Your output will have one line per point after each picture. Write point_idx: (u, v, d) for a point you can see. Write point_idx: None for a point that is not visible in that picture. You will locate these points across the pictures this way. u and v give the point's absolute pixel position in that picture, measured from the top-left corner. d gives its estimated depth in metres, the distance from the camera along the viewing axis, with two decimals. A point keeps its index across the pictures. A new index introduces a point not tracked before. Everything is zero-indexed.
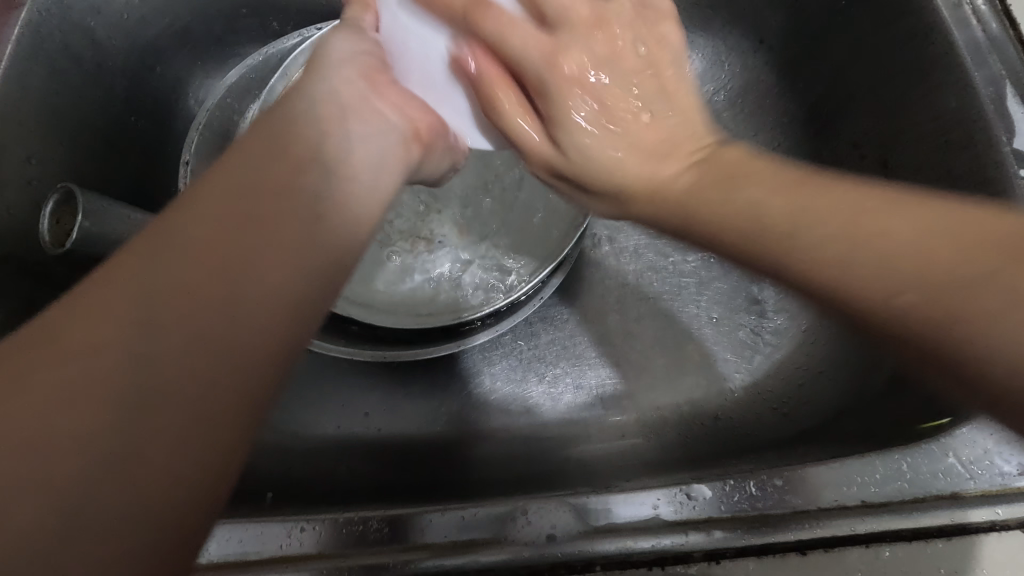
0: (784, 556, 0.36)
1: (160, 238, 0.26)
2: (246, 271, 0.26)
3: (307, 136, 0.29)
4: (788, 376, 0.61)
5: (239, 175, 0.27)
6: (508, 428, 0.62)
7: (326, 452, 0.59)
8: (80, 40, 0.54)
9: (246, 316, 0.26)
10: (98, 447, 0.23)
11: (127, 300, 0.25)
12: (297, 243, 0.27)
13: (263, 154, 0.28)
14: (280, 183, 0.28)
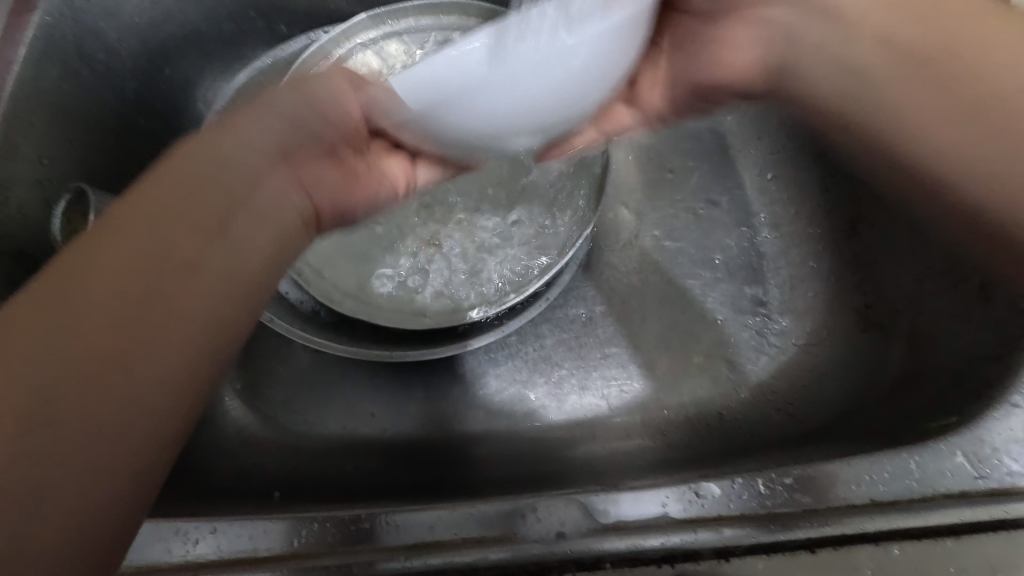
0: (794, 554, 0.34)
1: (82, 271, 0.29)
2: (188, 291, 0.30)
3: (238, 181, 0.34)
4: (795, 378, 0.63)
5: (167, 212, 0.31)
6: (512, 429, 0.63)
7: (337, 455, 0.61)
8: (92, 40, 0.56)
9: (166, 339, 0.30)
10: (35, 428, 0.27)
11: (53, 326, 0.28)
12: (215, 276, 0.32)
13: (199, 184, 0.33)
14: (210, 220, 0.32)
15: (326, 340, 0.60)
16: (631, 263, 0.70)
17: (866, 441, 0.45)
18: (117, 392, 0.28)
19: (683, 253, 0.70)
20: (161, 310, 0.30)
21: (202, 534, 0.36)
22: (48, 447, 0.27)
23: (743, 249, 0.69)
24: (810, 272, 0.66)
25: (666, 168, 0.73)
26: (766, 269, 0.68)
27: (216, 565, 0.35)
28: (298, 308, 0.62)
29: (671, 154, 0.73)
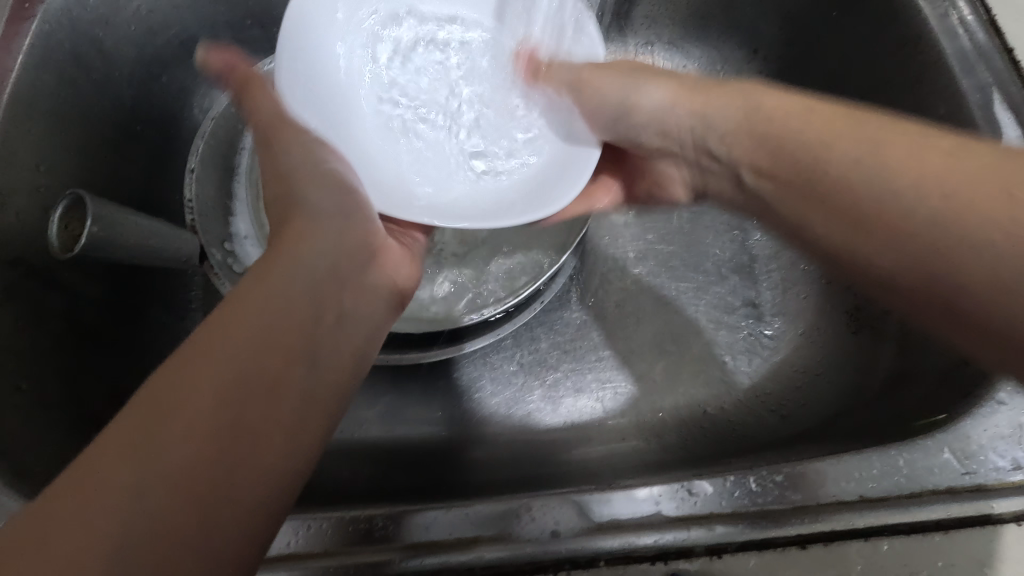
0: (785, 550, 0.35)
1: (250, 308, 0.32)
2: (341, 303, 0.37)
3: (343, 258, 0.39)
4: (786, 378, 0.63)
5: (307, 269, 0.36)
6: (508, 432, 0.64)
7: (333, 458, 0.61)
8: (87, 49, 0.56)
9: (312, 393, 0.33)
10: (204, 464, 0.28)
11: (218, 365, 0.30)
12: (334, 353, 0.35)
13: (312, 262, 0.37)
14: (333, 294, 0.37)
15: None
16: (627, 267, 0.71)
17: (854, 439, 0.46)
18: (292, 372, 0.32)
19: (676, 257, 0.71)
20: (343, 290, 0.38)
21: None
22: (224, 463, 0.28)
23: (735, 252, 0.70)
24: (800, 275, 0.67)
25: None
26: (758, 272, 0.69)
27: None
28: None
29: None
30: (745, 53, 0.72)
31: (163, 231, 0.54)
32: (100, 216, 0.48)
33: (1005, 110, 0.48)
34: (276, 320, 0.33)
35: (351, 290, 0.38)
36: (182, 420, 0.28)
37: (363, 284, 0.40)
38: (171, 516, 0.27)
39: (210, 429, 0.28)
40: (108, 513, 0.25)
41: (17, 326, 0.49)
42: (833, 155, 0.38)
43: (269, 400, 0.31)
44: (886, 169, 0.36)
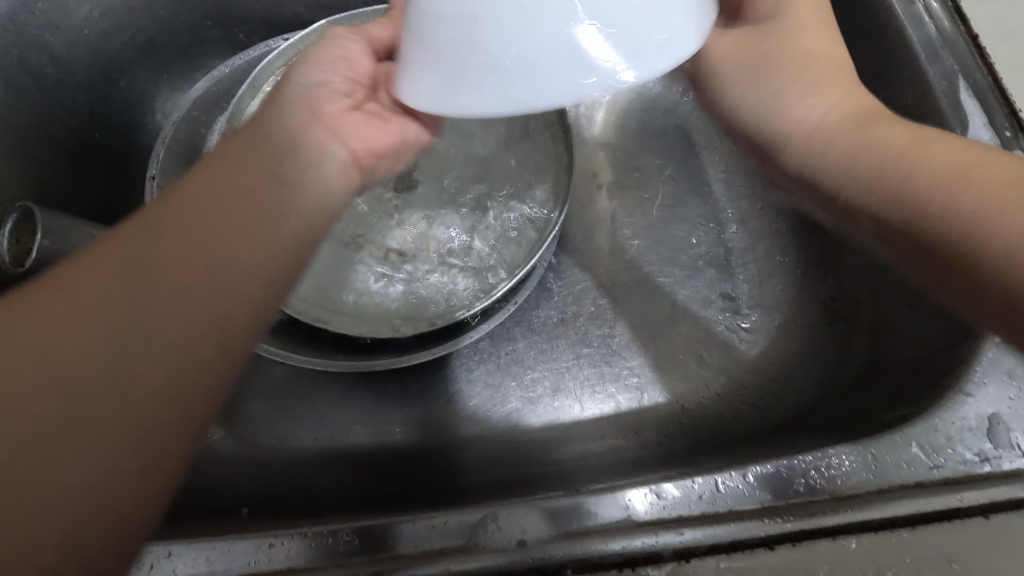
0: (753, 552, 0.34)
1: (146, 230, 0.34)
2: (273, 199, 0.36)
3: (267, 165, 0.37)
4: (764, 371, 0.63)
5: (205, 184, 0.36)
6: (487, 434, 0.63)
7: (309, 466, 0.60)
8: (37, 54, 0.55)
9: (211, 299, 0.33)
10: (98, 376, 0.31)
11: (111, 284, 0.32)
12: (238, 255, 0.34)
13: (216, 179, 0.36)
14: (234, 203, 0.35)
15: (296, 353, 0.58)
16: (603, 264, 0.70)
17: (827, 433, 0.46)
18: (210, 272, 0.34)
19: (653, 252, 0.70)
20: (271, 186, 0.37)
21: (157, 557, 0.35)
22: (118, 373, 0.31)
23: (711, 245, 0.70)
24: (776, 267, 0.67)
25: (633, 167, 0.74)
26: (734, 265, 0.69)
27: None
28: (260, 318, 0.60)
29: (636, 154, 0.75)
30: None
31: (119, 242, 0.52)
32: (49, 228, 0.47)
33: (969, 96, 0.48)
34: (189, 225, 0.34)
35: (263, 196, 0.36)
36: (77, 338, 0.31)
37: (289, 187, 0.37)
38: (102, 416, 0.31)
39: (98, 348, 0.31)
40: (66, 448, 0.30)
41: None
42: (901, 167, 0.38)
43: (184, 299, 0.33)
44: (927, 155, 0.38)
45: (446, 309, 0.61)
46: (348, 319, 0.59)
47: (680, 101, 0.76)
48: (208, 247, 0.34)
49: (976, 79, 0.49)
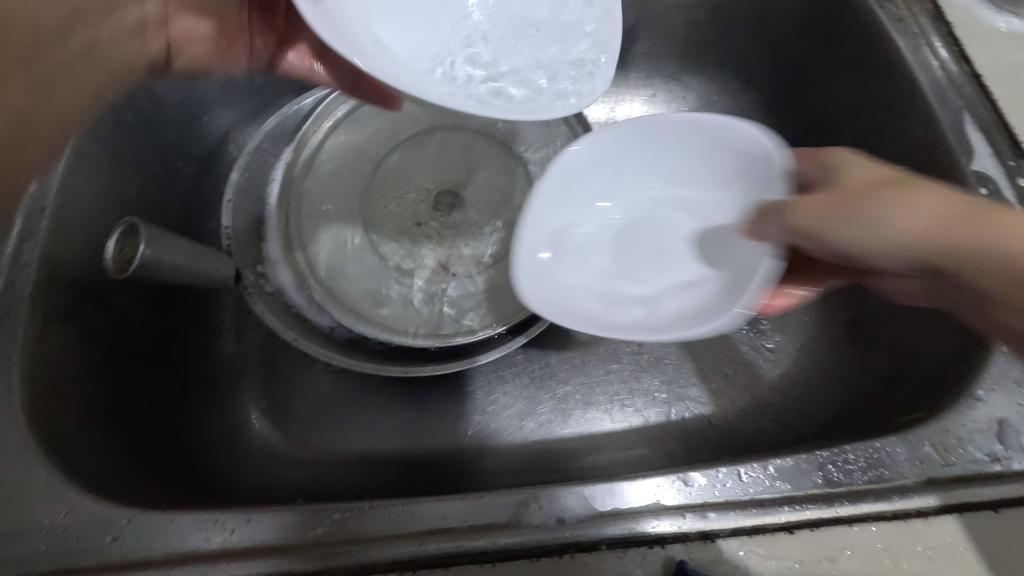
0: (773, 536, 0.37)
1: None
2: (62, 67, 0.50)
3: (41, 18, 0.49)
4: (787, 389, 0.66)
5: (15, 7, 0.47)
6: (520, 441, 0.67)
7: (354, 468, 0.65)
8: (139, 95, 0.63)
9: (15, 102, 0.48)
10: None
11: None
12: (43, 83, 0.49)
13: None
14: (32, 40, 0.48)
15: (358, 364, 0.63)
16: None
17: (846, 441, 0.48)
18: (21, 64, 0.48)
19: None
20: (83, 40, 0.51)
21: (238, 523, 0.40)
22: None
23: None
24: None
25: None
26: None
27: (252, 551, 0.39)
28: (319, 329, 0.65)
29: None
30: (739, 83, 0.78)
31: (202, 254, 0.59)
32: (150, 238, 0.53)
33: (974, 131, 0.52)
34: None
35: (49, 52, 0.49)
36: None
37: (81, 51, 0.51)
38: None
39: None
40: None
41: (80, 341, 0.53)
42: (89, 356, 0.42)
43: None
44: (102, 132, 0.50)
45: (498, 319, 0.67)
46: (392, 332, 0.65)
47: None
48: (31, 49, 0.48)
49: (980, 116, 0.53)
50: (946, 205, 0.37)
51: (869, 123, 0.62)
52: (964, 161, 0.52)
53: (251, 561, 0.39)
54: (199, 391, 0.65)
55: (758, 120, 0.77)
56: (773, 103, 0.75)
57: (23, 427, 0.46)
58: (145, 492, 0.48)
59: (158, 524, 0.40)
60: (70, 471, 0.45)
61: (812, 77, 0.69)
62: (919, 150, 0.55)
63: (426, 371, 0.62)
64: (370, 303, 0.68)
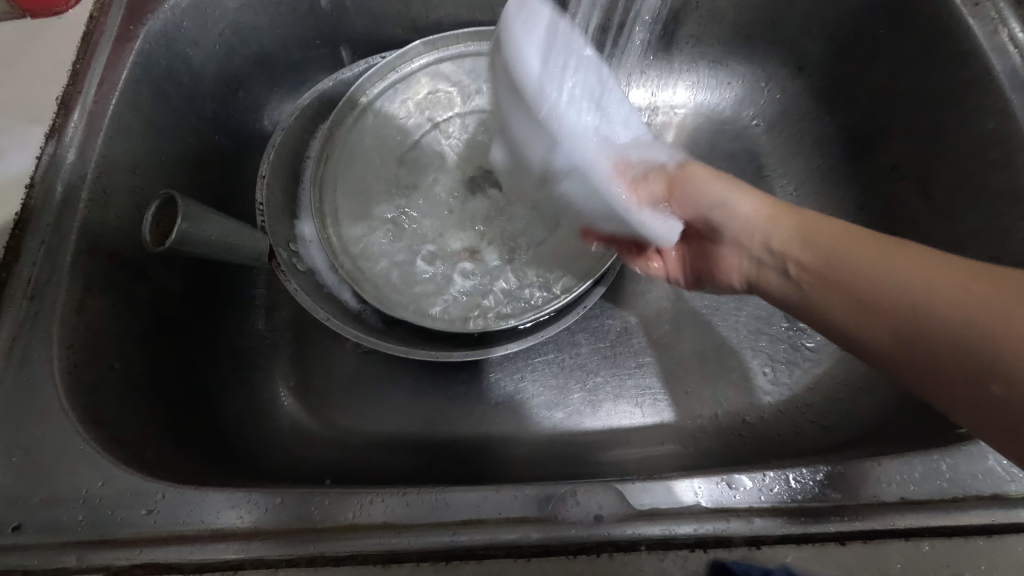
0: (824, 545, 0.35)
1: None
2: None
3: None
4: (828, 390, 0.63)
5: None
6: (548, 431, 0.66)
7: (380, 449, 0.64)
8: (179, 67, 0.63)
9: None
10: None
11: None
12: None
13: None
14: None
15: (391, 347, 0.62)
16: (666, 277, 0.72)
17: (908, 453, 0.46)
18: None
19: None
20: None
21: (272, 502, 0.40)
22: None
23: None
24: None
25: None
26: None
27: (285, 531, 0.39)
28: (346, 308, 0.65)
29: None
30: (789, 70, 0.74)
31: (238, 229, 0.59)
32: (187, 211, 0.52)
33: None
34: None
35: None
36: None
37: None
38: None
39: None
40: None
41: (116, 312, 0.53)
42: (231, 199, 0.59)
43: None
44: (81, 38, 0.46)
45: (532, 306, 0.65)
46: (415, 314, 0.64)
47: (750, 125, 0.77)
48: None
49: None
50: (840, 224, 0.44)
51: (932, 115, 0.58)
52: None
53: (282, 540, 0.38)
54: (231, 367, 0.65)
55: (808, 110, 0.74)
56: (825, 91, 0.71)
57: (60, 394, 0.46)
58: (176, 464, 0.48)
59: (195, 498, 0.40)
60: (104, 441, 0.45)
61: (870, 65, 0.65)
62: (989, 145, 0.53)
63: (457, 357, 0.61)
64: (401, 287, 0.67)
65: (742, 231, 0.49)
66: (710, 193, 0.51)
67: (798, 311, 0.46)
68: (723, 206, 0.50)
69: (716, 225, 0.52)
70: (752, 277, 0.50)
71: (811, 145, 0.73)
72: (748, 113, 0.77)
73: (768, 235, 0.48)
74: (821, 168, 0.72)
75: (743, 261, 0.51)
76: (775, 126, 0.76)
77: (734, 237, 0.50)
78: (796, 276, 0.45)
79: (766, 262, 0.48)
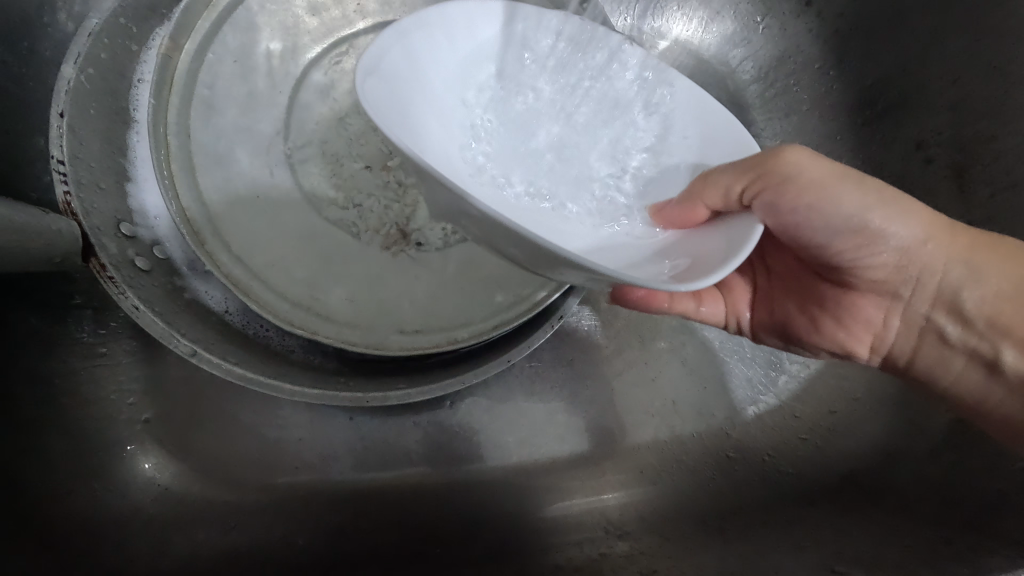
0: None
1: None
2: None
3: None
4: (817, 400, 0.55)
5: None
6: (499, 466, 0.52)
7: (293, 517, 0.49)
8: None
9: None
10: None
11: None
12: None
13: None
14: None
15: (288, 387, 0.43)
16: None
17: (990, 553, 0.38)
18: None
19: None
20: None
21: None
22: None
23: None
24: None
25: None
26: None
27: None
28: (222, 321, 0.45)
29: None
30: (795, 3, 0.58)
31: (14, 222, 0.36)
32: None
33: None
34: None
35: None
36: None
37: None
38: None
39: None
40: None
41: None
42: None
43: None
44: None
45: (487, 313, 0.48)
46: (363, 338, 0.46)
47: (737, 69, 0.61)
48: None
49: None
50: (995, 260, 0.37)
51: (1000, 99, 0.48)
52: None
53: None
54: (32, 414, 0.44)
55: (811, 57, 0.59)
56: (837, 37, 0.57)
57: None
58: None
59: None
60: None
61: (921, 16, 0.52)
62: None
63: (391, 400, 0.45)
64: (293, 283, 0.46)
65: (899, 276, 0.39)
66: (840, 209, 0.36)
67: (1000, 411, 0.38)
68: (867, 228, 0.37)
69: (857, 265, 0.40)
70: (907, 347, 0.42)
71: (808, 102, 0.60)
72: (736, 53, 0.61)
73: (956, 289, 0.38)
74: (819, 134, 0.59)
75: (890, 320, 0.42)
76: (768, 74, 0.61)
77: (884, 285, 0.40)
78: (1009, 365, 0.37)
79: (952, 334, 0.39)
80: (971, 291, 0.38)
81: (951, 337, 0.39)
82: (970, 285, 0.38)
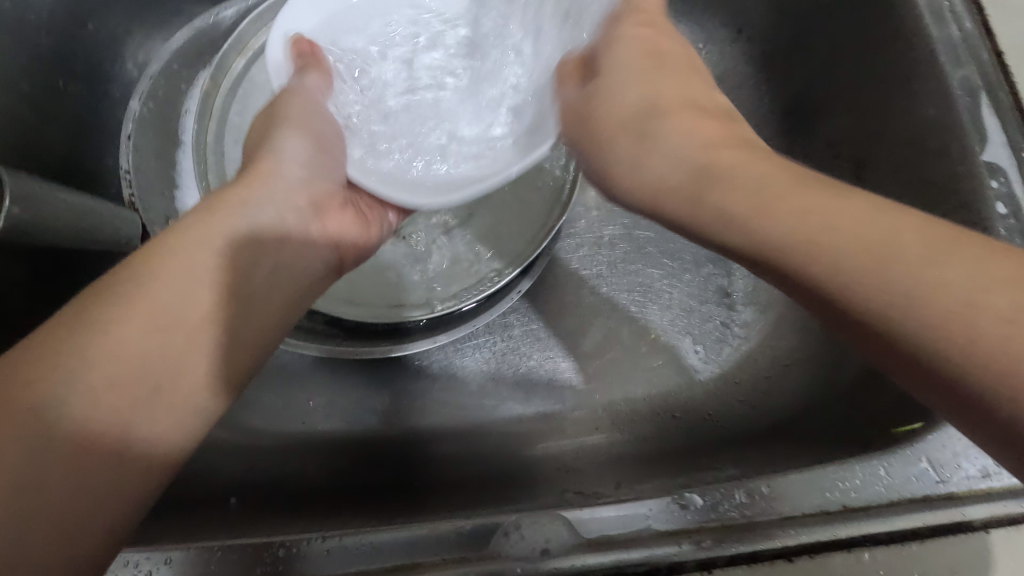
0: (773, 564, 0.35)
1: None
2: None
3: None
4: (755, 368, 0.63)
5: None
6: (476, 423, 0.62)
7: (299, 453, 0.58)
8: None
9: None
10: None
11: None
12: None
13: None
14: None
15: (300, 342, 0.57)
16: (592, 230, 0.69)
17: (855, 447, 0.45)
18: None
19: (653, 243, 0.69)
20: None
21: (154, 564, 0.33)
22: None
23: None
24: None
25: None
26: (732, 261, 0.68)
27: None
28: None
29: None
30: (729, 32, 0.70)
31: (98, 211, 0.48)
32: (20, 194, 0.41)
33: (990, 113, 0.48)
34: None
35: None
36: None
37: None
38: None
39: None
40: None
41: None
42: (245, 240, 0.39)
43: None
44: None
45: (460, 289, 0.59)
46: (356, 310, 0.58)
47: None
48: None
49: (999, 97, 0.48)
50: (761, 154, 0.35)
51: (882, 94, 0.56)
52: (977, 149, 0.47)
53: None
54: None
55: (747, 75, 0.70)
56: (766, 57, 0.68)
57: None
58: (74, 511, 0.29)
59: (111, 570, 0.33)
60: None
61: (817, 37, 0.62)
62: (927, 132, 0.51)
63: (378, 354, 0.58)
64: None
65: (634, 154, 0.41)
66: (626, 84, 0.45)
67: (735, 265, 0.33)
68: (653, 104, 0.42)
69: (608, 153, 0.42)
70: (687, 226, 0.36)
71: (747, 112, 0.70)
72: None
73: (662, 174, 0.38)
74: None
75: (631, 200, 0.41)
76: None
77: (626, 168, 0.41)
78: (712, 237, 0.34)
79: (665, 211, 0.37)
80: (678, 156, 0.38)
81: (664, 202, 0.37)
82: (677, 151, 0.38)
